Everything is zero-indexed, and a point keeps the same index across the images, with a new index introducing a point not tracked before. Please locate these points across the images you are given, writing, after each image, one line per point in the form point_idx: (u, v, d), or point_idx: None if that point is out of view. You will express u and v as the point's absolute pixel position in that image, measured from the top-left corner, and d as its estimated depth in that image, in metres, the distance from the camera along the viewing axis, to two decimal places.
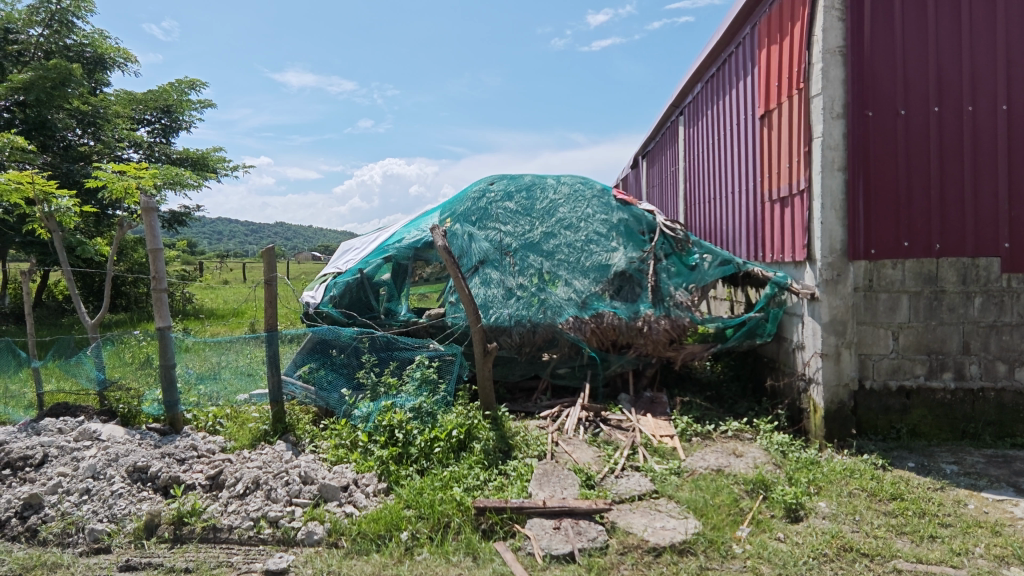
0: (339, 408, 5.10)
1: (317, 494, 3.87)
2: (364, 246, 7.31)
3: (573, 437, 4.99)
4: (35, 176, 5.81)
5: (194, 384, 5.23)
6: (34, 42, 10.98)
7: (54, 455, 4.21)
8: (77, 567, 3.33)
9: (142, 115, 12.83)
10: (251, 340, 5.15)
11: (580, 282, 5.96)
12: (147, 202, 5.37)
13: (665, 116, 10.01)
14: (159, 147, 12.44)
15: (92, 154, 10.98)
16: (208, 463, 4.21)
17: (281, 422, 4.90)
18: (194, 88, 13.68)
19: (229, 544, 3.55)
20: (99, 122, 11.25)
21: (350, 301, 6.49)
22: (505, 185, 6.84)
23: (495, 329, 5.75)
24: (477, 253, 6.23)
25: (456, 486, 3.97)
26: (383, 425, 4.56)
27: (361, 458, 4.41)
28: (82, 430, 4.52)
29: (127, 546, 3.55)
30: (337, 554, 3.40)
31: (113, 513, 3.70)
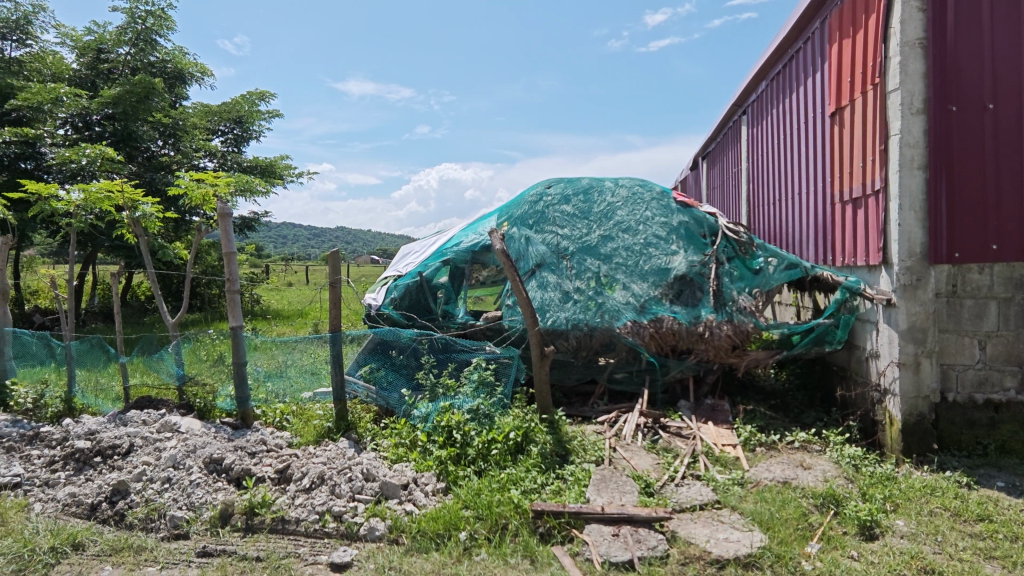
0: (399, 407, 5.21)
1: (379, 491, 3.96)
2: (422, 250, 7.47)
3: (631, 443, 4.92)
4: (123, 185, 6.28)
5: (262, 381, 5.51)
6: (122, 60, 11.83)
7: (138, 445, 4.49)
8: (159, 552, 3.54)
9: (216, 126, 13.56)
10: (315, 340, 5.35)
11: (639, 286, 5.86)
12: (223, 209, 5.71)
13: (727, 115, 9.72)
14: (231, 156, 13.12)
15: (172, 163, 11.71)
16: (276, 457, 4.39)
17: (344, 420, 5.07)
18: (264, 99, 14.36)
19: (297, 536, 3.69)
20: (178, 133, 11.98)
21: (410, 303, 6.64)
22: (562, 189, 6.84)
23: (552, 333, 5.75)
24: (535, 257, 6.25)
25: (514, 488, 3.99)
26: (441, 426, 4.63)
27: (420, 457, 4.50)
28: (163, 422, 4.81)
29: (204, 534, 3.75)
30: (398, 551, 3.48)
31: (192, 502, 3.91)
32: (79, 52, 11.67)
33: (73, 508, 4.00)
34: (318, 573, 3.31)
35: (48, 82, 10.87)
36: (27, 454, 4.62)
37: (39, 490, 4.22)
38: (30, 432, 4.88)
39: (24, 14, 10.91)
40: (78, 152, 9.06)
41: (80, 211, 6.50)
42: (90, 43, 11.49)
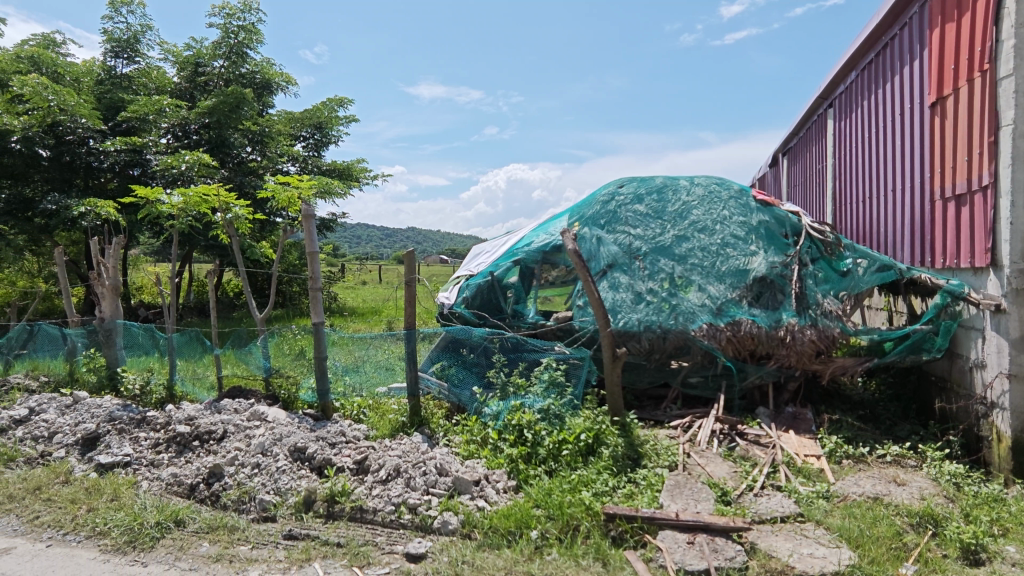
0: (471, 404, 5.31)
1: (452, 486, 4.05)
2: (493, 250, 7.57)
3: (707, 450, 4.77)
4: (218, 189, 6.78)
5: (341, 375, 5.74)
6: (217, 73, 12.71)
7: (231, 432, 4.81)
8: (249, 532, 3.78)
9: (299, 132, 14.27)
10: (390, 337, 5.57)
11: (715, 288, 5.68)
12: (308, 211, 6.03)
13: (812, 109, 9.23)
14: (312, 160, 13.75)
15: (260, 168, 12.45)
16: (354, 448, 4.58)
17: (417, 416, 5.20)
18: (342, 105, 14.98)
19: (374, 525, 3.84)
20: (266, 140, 12.72)
21: (481, 302, 6.73)
22: (635, 188, 6.75)
23: (624, 334, 5.65)
24: (606, 257, 6.17)
25: (585, 490, 3.97)
26: (512, 424, 4.67)
27: (491, 454, 4.57)
28: (253, 411, 5.12)
29: (289, 517, 3.97)
30: (470, 545, 3.54)
31: (278, 487, 4.15)
32: (179, 66, 12.70)
33: (175, 487, 4.35)
34: (394, 562, 3.43)
35: (153, 95, 11.81)
36: (135, 435, 5.03)
37: (146, 470, 4.61)
38: (138, 415, 5.27)
39: (134, 33, 11.97)
40: (178, 159, 9.91)
41: (181, 213, 7.02)
42: (189, 58, 12.48)
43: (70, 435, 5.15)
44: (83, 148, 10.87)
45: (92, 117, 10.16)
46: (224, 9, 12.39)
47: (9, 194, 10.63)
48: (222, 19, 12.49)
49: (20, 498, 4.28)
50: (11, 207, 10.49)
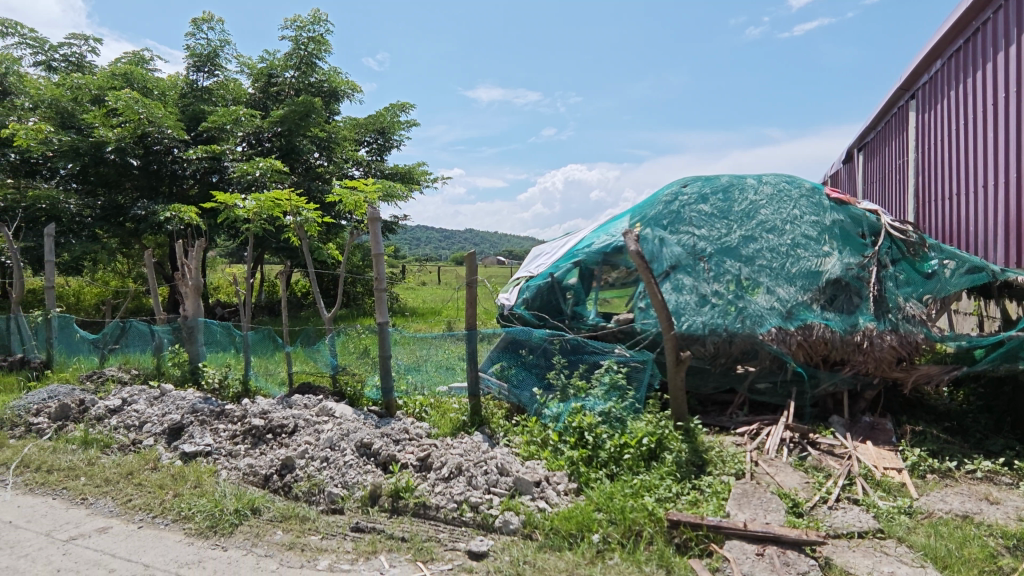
0: (531, 406, 5.32)
1: (513, 486, 4.08)
2: (554, 250, 7.56)
3: (776, 459, 4.59)
4: (290, 194, 7.09)
5: (404, 373, 5.88)
6: (288, 83, 13.33)
7: (301, 426, 5.03)
8: (319, 523, 3.93)
9: (363, 137, 14.74)
10: (450, 337, 5.70)
11: (785, 290, 5.49)
12: (373, 214, 6.23)
13: (892, 100, 8.69)
14: (376, 164, 14.15)
15: (326, 173, 12.96)
16: (417, 446, 4.67)
17: (477, 415, 5.27)
18: (404, 110, 15.35)
19: (437, 522, 3.91)
20: (332, 146, 13.22)
21: (541, 304, 6.74)
22: (699, 187, 6.58)
23: (687, 338, 5.48)
24: (669, 258, 6.00)
25: (647, 495, 3.90)
26: (573, 426, 4.66)
27: (552, 456, 4.58)
28: (321, 407, 5.34)
29: (356, 511, 4.10)
30: (532, 546, 3.55)
31: (346, 480, 4.30)
32: (253, 77, 13.39)
33: (251, 477, 4.58)
34: (457, 559, 3.48)
35: (230, 106, 12.49)
36: (215, 426, 5.33)
37: (225, 459, 4.88)
38: (218, 407, 5.59)
39: (214, 48, 12.70)
40: (253, 165, 10.42)
41: (255, 217, 7.41)
42: (263, 70, 13.14)
43: (158, 424, 5.52)
44: (168, 157, 11.65)
45: (176, 128, 10.84)
46: (296, 22, 12.98)
47: (104, 200, 11.50)
48: (294, 31, 13.09)
49: (115, 482, 4.63)
50: (106, 213, 11.35)
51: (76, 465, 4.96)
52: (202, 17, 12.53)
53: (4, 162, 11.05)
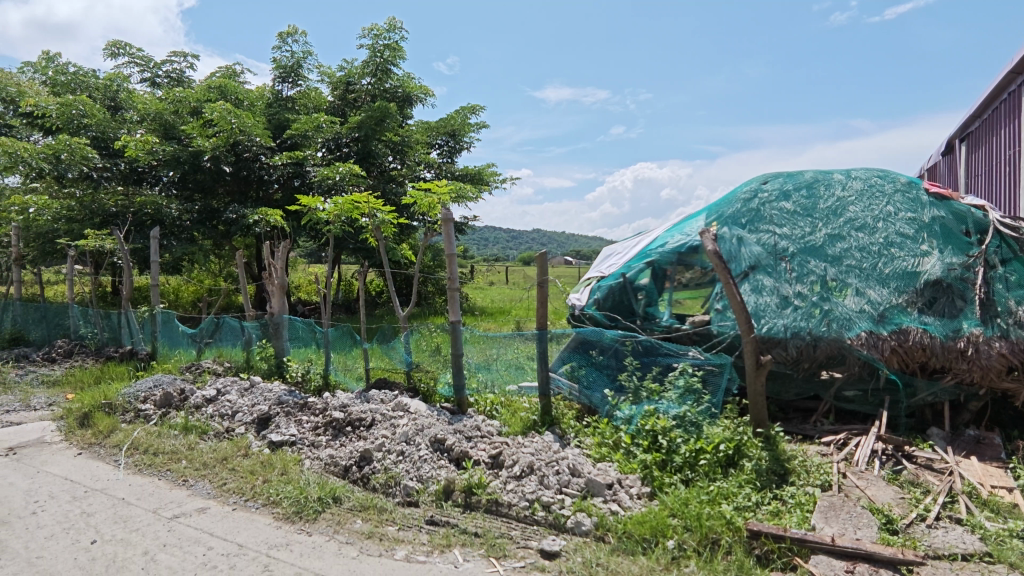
0: (602, 407, 5.28)
1: (585, 488, 4.06)
2: (625, 250, 7.46)
3: (867, 471, 4.32)
4: (368, 197, 7.37)
5: (475, 371, 5.98)
6: (365, 89, 13.87)
7: (378, 420, 5.21)
8: (396, 514, 4.07)
9: (434, 140, 15.12)
10: (520, 337, 5.73)
11: (876, 292, 5.20)
12: (447, 215, 6.37)
13: (1000, 86, 7.94)
14: (447, 166, 14.46)
15: (400, 176, 13.42)
16: (489, 444, 4.73)
17: (548, 415, 5.27)
18: (474, 113, 15.61)
19: (509, 519, 3.94)
20: (406, 149, 13.62)
21: (613, 305, 6.66)
22: (781, 184, 6.32)
23: (768, 341, 5.27)
24: (748, 258, 5.77)
25: (725, 503, 3.77)
26: (646, 430, 4.58)
27: (624, 459, 4.51)
28: (397, 402, 5.48)
29: (430, 504, 4.20)
30: (605, 548, 3.52)
31: (421, 474, 4.42)
32: (333, 86, 14.01)
33: (332, 467, 4.80)
34: (530, 557, 3.51)
35: (312, 114, 13.15)
36: (299, 418, 5.62)
37: (308, 449, 5.15)
38: (301, 400, 5.88)
39: (297, 59, 13.41)
40: (333, 170, 11.03)
41: (335, 219, 7.74)
42: (341, 78, 13.74)
43: (248, 414, 5.88)
44: (256, 163, 12.40)
45: (264, 136, 11.52)
46: (372, 31, 13.47)
47: (201, 205, 12.43)
48: (371, 40, 13.59)
49: (212, 466, 4.98)
50: (201, 217, 12.26)
51: (178, 450, 5.37)
52: (287, 30, 13.25)
53: (116, 171, 12.03)
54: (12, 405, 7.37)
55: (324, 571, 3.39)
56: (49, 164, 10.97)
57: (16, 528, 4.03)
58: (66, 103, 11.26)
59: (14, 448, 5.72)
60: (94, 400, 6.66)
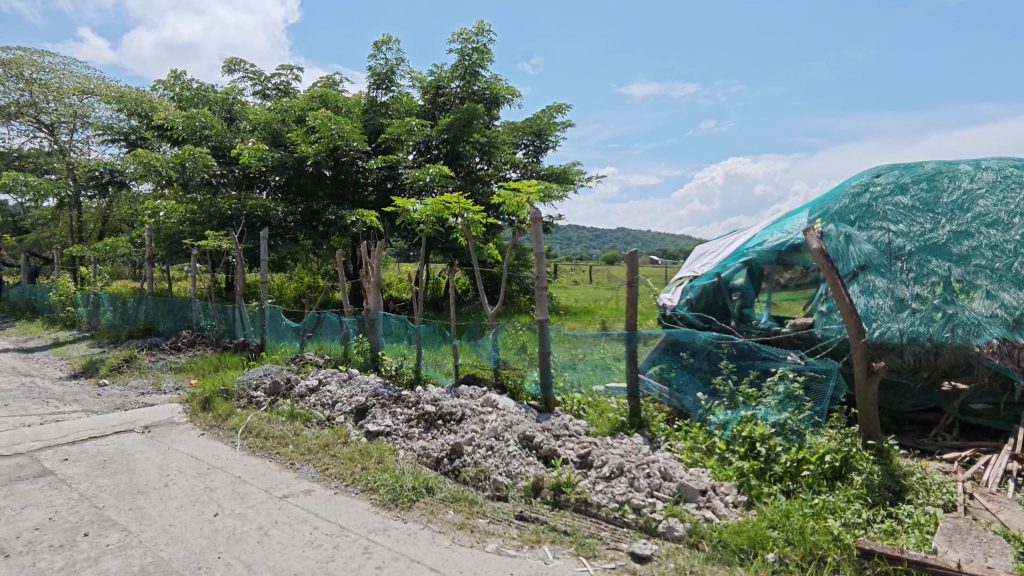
0: (694, 411, 5.11)
1: (677, 493, 3.97)
2: (719, 249, 7.20)
3: (999, 493, 3.91)
4: (458, 197, 7.54)
5: (562, 370, 5.97)
6: (454, 93, 14.24)
7: (468, 415, 5.33)
8: (486, 507, 4.16)
9: (520, 140, 15.26)
10: (604, 336, 5.65)
11: (1010, 295, 4.71)
12: (535, 214, 6.38)
13: None
14: (533, 166, 14.55)
15: (487, 176, 13.67)
16: (577, 443, 4.76)
17: (637, 417, 5.19)
18: (560, 111, 15.58)
19: (598, 520, 3.91)
20: (492, 150, 13.84)
21: (706, 306, 6.52)
22: (896, 178, 5.93)
23: (880, 346, 4.95)
24: (857, 258, 5.42)
25: (831, 518, 3.55)
26: (742, 436, 4.41)
27: (718, 465, 4.36)
28: (486, 399, 5.59)
29: (519, 500, 4.25)
30: (699, 556, 3.41)
31: (510, 470, 4.47)
32: (423, 90, 14.49)
33: (425, 458, 4.97)
34: (620, 559, 3.47)
35: (404, 118, 13.69)
36: (394, 409, 5.88)
37: (402, 440, 5.37)
38: (395, 393, 6.13)
39: (391, 66, 13.99)
40: (425, 171, 11.39)
41: (426, 219, 8.01)
42: (432, 83, 14.18)
43: (347, 404, 6.22)
44: (354, 167, 13.10)
45: (360, 141, 12.13)
46: (461, 35, 13.79)
47: (303, 207, 13.26)
48: (460, 44, 13.92)
49: (315, 452, 5.32)
50: (304, 218, 13.09)
51: (285, 435, 5.79)
52: (382, 39, 13.87)
53: (231, 177, 13.09)
54: (146, 388, 8.24)
55: (419, 558, 3.53)
56: (177, 172, 12.14)
57: (152, 497, 4.51)
58: (191, 116, 12.36)
59: (148, 426, 6.40)
60: (214, 386, 7.31)
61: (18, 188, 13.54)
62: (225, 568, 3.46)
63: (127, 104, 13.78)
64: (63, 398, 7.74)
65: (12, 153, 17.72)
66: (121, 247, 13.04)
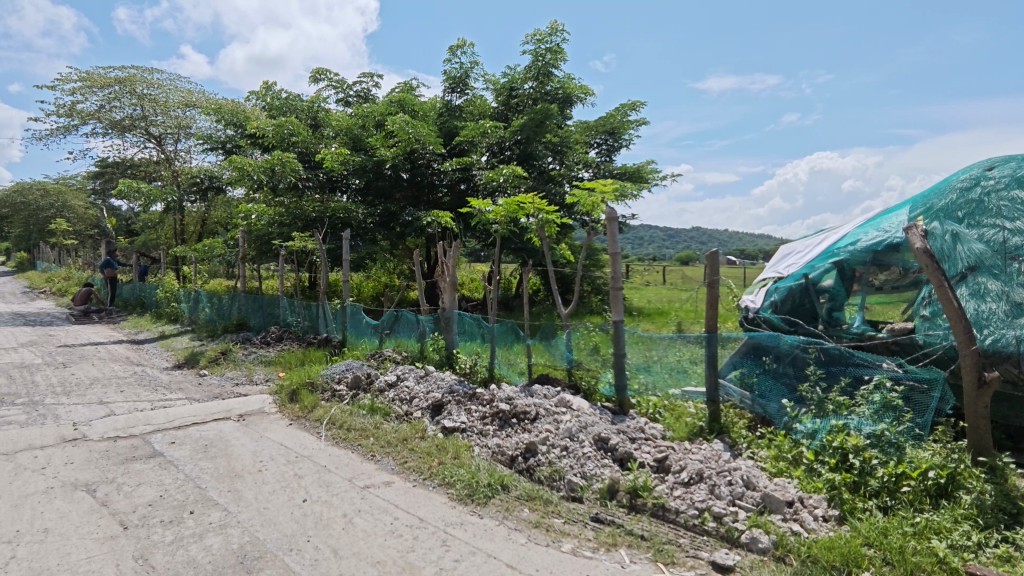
0: (780, 419, 4.90)
1: (761, 502, 3.82)
2: (806, 249, 6.85)
3: None
4: (532, 197, 7.58)
5: (637, 372, 5.83)
6: (527, 93, 14.32)
7: (542, 414, 5.36)
8: (561, 507, 4.15)
9: (593, 139, 15.12)
10: (679, 339, 5.53)
11: None
12: (610, 213, 6.29)
13: None
14: (605, 164, 14.38)
15: (559, 176, 13.65)
16: (654, 447, 4.68)
17: (717, 422, 5.02)
18: (634, 109, 15.33)
19: (677, 526, 3.82)
20: (565, 149, 13.79)
21: (792, 308, 6.20)
22: (1012, 169, 5.41)
23: (993, 355, 4.62)
24: (965, 258, 5.02)
25: (936, 538, 3.30)
26: (833, 446, 4.17)
27: (806, 476, 4.14)
28: (560, 399, 5.59)
29: (595, 501, 4.22)
30: (786, 570, 3.26)
31: (585, 471, 4.46)
32: (497, 92, 14.66)
33: (500, 456, 5.02)
34: (700, 568, 3.38)
35: (478, 120, 13.91)
36: (468, 407, 5.97)
37: (477, 437, 5.45)
38: (470, 390, 6.24)
39: (466, 70, 14.24)
40: (498, 172, 11.52)
41: (501, 219, 8.10)
42: (505, 85, 14.32)
43: (424, 399, 6.40)
44: (429, 169, 13.57)
45: (436, 144, 12.44)
46: (535, 36, 13.84)
47: (382, 209, 13.77)
48: (533, 45, 13.98)
49: (394, 445, 5.51)
50: (383, 219, 13.59)
51: (367, 427, 6.03)
52: (457, 44, 14.15)
53: (315, 181, 13.78)
54: (240, 379, 8.83)
55: (495, 553, 3.58)
56: (267, 177, 12.92)
57: (248, 481, 4.83)
58: (280, 124, 13.10)
59: (243, 415, 6.86)
60: (301, 379, 7.72)
61: (131, 194, 14.86)
62: (314, 551, 3.65)
63: (224, 115, 14.81)
64: (169, 387, 8.43)
65: (126, 162, 19.46)
66: (217, 247, 14.02)
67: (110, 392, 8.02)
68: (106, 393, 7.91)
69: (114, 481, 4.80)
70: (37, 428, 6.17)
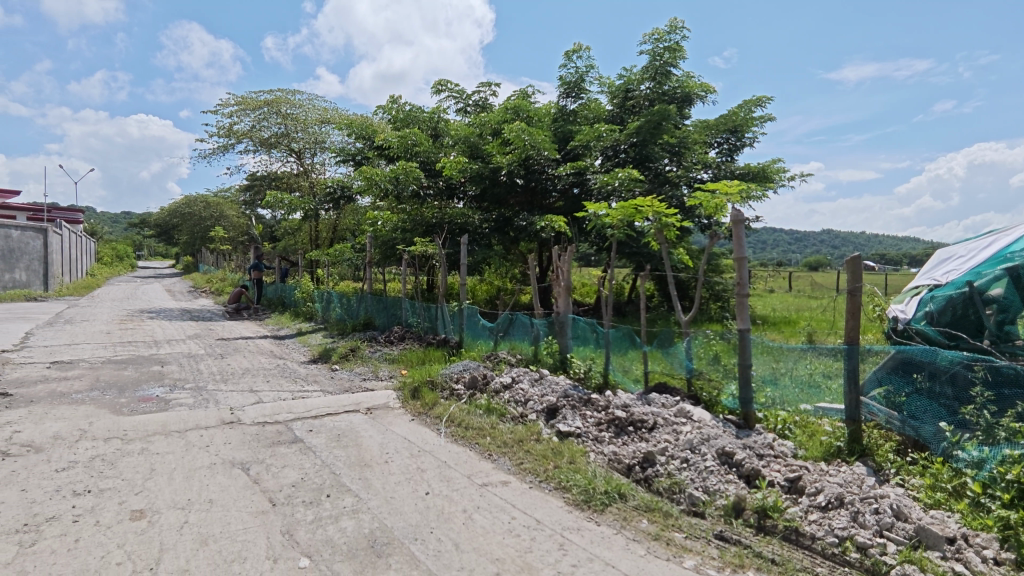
0: (937, 444, 4.33)
1: (916, 536, 3.43)
2: (970, 253, 6.10)
3: None
4: (653, 200, 7.35)
5: (764, 386, 5.46)
6: (643, 94, 14.01)
7: (660, 424, 5.21)
8: (682, 521, 4.00)
9: (714, 138, 14.46)
10: (810, 351, 5.17)
11: None
12: (736, 214, 5.92)
13: None
14: (727, 165, 13.68)
15: (676, 178, 13.21)
16: (785, 465, 4.37)
17: (858, 444, 4.57)
18: (759, 104, 14.45)
19: (813, 553, 3.53)
20: (683, 150, 13.31)
21: (953, 320, 5.51)
22: None
23: None
24: None
25: None
26: (1008, 479, 3.66)
27: (971, 511, 3.68)
28: (679, 409, 5.41)
29: (718, 518, 4.01)
30: None
31: (707, 486, 4.25)
32: (612, 95, 14.51)
33: (616, 464, 4.91)
34: None
35: (592, 124, 13.85)
36: (583, 412, 5.95)
37: (592, 443, 5.37)
38: (585, 396, 6.21)
39: (581, 74, 14.23)
40: (614, 176, 11.37)
41: (618, 223, 7.98)
42: (621, 86, 14.12)
43: (538, 403, 6.45)
44: (543, 174, 13.72)
45: (551, 149, 12.52)
46: (653, 36, 13.54)
47: (497, 215, 14.16)
48: (651, 45, 13.68)
49: (511, 446, 5.62)
50: (498, 225, 13.98)
51: (483, 426, 6.21)
52: (573, 49, 14.19)
53: (435, 189, 14.47)
54: (367, 375, 9.48)
55: (614, 562, 3.53)
56: (392, 186, 13.76)
57: (376, 470, 5.17)
58: (404, 136, 13.91)
59: (370, 408, 7.34)
60: (422, 376, 8.12)
61: (276, 204, 16.48)
62: (436, 542, 3.82)
63: (354, 128, 15.97)
64: (307, 379, 9.23)
65: (271, 175, 21.62)
66: (347, 252, 15.14)
67: (258, 381, 8.94)
68: (255, 382, 8.84)
69: (263, 461, 5.35)
70: (202, 410, 7.03)
